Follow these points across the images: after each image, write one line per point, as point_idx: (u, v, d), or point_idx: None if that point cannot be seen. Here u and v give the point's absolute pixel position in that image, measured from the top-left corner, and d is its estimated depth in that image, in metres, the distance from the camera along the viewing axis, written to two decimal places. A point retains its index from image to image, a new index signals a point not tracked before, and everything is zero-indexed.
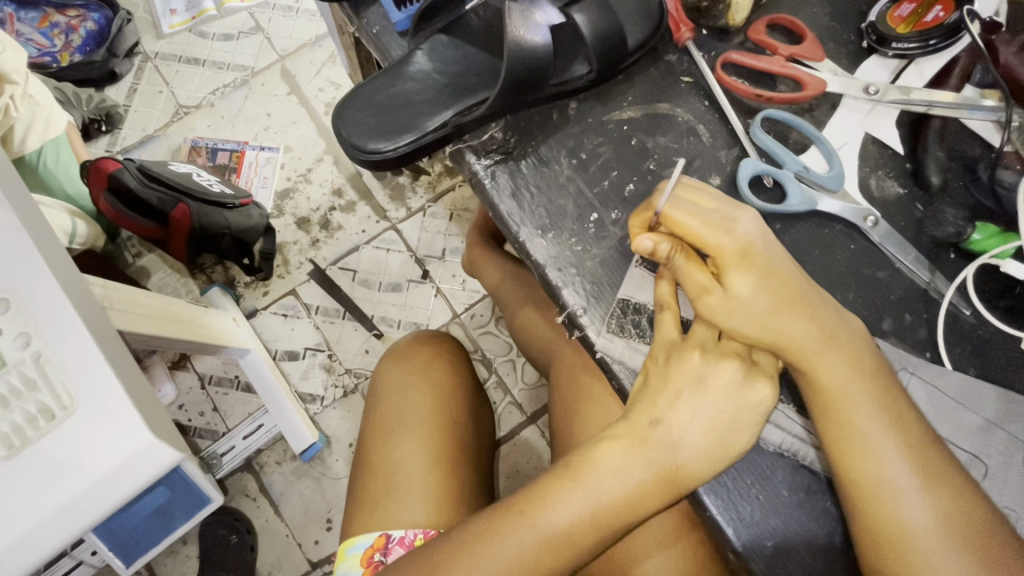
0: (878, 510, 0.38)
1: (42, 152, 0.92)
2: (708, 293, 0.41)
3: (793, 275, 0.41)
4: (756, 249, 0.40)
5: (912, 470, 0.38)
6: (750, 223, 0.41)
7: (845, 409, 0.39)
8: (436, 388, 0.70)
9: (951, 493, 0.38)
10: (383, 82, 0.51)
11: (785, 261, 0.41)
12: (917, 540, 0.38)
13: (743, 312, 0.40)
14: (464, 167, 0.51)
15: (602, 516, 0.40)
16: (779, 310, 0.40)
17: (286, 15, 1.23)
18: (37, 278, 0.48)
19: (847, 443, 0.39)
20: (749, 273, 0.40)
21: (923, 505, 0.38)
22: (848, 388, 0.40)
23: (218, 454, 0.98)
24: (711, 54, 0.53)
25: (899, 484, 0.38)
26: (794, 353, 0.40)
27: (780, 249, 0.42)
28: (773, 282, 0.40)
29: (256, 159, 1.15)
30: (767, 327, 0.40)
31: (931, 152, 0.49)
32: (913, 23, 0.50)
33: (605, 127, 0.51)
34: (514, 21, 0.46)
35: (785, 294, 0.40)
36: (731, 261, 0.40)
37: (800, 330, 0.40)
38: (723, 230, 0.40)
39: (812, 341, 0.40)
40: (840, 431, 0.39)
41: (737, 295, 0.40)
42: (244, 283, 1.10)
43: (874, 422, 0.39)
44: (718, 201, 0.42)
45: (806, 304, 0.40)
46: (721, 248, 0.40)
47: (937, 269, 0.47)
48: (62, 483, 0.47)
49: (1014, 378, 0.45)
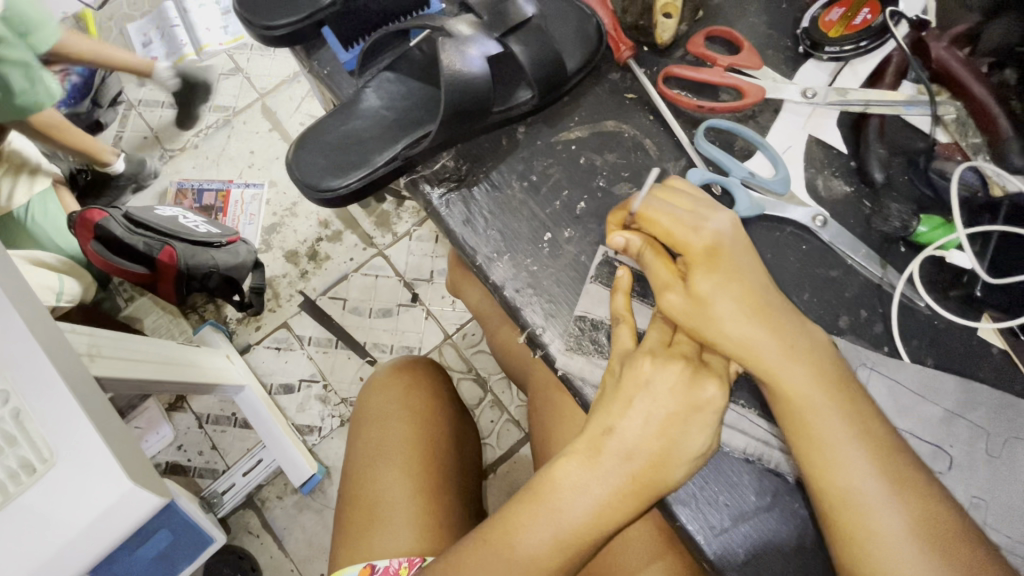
0: (847, 518, 0.38)
1: (30, 205, 0.95)
2: (671, 291, 0.42)
3: (758, 283, 0.41)
4: (724, 249, 0.42)
5: (882, 478, 0.38)
6: (721, 223, 0.42)
7: (810, 419, 0.39)
8: (414, 415, 0.70)
9: (921, 502, 0.37)
10: (334, 122, 0.53)
11: (753, 267, 0.42)
12: (887, 550, 0.37)
13: (708, 317, 0.41)
14: (419, 196, 0.52)
15: (568, 540, 0.40)
16: (743, 316, 0.40)
17: (264, 54, 1.25)
18: (13, 337, 0.49)
19: (815, 452, 0.39)
20: (713, 273, 0.41)
21: (895, 515, 0.37)
22: (812, 396, 0.39)
23: (220, 493, 0.97)
24: (653, 69, 0.54)
25: (871, 494, 0.37)
26: (757, 362, 0.40)
27: (750, 254, 0.43)
28: (737, 287, 0.41)
29: (241, 197, 1.17)
30: (730, 333, 0.40)
31: (874, 150, 0.49)
32: (844, 26, 0.51)
33: (553, 149, 0.52)
34: (449, 54, 0.47)
35: (750, 299, 0.40)
36: (698, 260, 0.41)
37: (763, 338, 0.40)
38: (691, 228, 0.42)
39: (773, 350, 0.40)
40: (806, 439, 0.39)
41: (699, 296, 0.41)
42: (236, 320, 1.11)
43: (841, 431, 0.39)
44: (695, 202, 0.44)
45: (767, 312, 0.40)
46: (689, 245, 0.42)
47: (888, 262, 0.48)
48: (44, 537, 0.47)
49: (972, 365, 0.46)
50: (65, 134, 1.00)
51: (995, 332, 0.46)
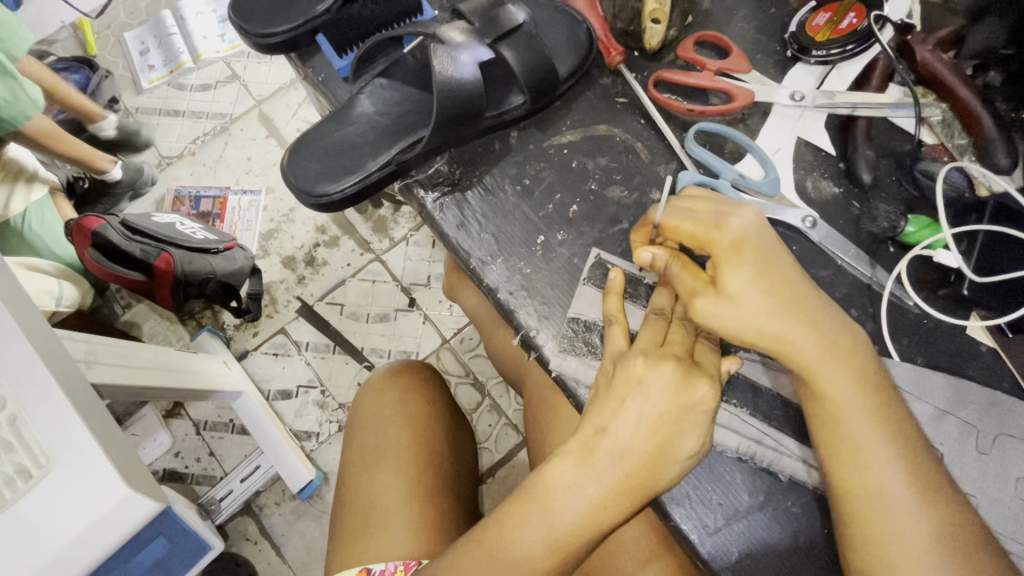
0: (872, 519, 0.37)
1: (26, 214, 0.96)
2: (702, 297, 0.41)
3: (791, 278, 0.41)
4: (751, 245, 0.41)
5: (909, 480, 0.37)
6: (746, 220, 0.42)
7: (843, 417, 0.39)
8: (410, 419, 0.70)
9: (942, 505, 0.37)
10: (328, 128, 0.53)
11: (783, 262, 0.41)
12: (911, 555, 0.36)
13: (741, 316, 0.40)
14: (414, 201, 0.53)
15: (560, 540, 0.40)
16: (777, 313, 0.39)
17: (260, 61, 1.25)
18: (10, 343, 0.49)
19: (845, 452, 0.38)
20: (744, 270, 0.40)
21: (918, 517, 0.37)
22: (848, 393, 0.39)
23: (217, 500, 0.97)
24: (644, 74, 0.55)
25: (899, 496, 0.37)
26: (793, 358, 0.40)
27: (780, 250, 0.42)
28: (768, 282, 0.40)
29: (238, 204, 1.17)
30: (764, 331, 0.39)
31: (861, 152, 0.50)
32: (830, 30, 0.52)
33: (546, 153, 0.53)
34: (441, 60, 0.48)
35: (782, 295, 0.40)
36: (725, 257, 0.41)
37: (799, 334, 0.39)
38: (715, 226, 0.41)
39: (811, 346, 0.39)
40: (839, 438, 0.39)
41: (732, 295, 0.40)
42: (233, 326, 1.11)
43: (873, 430, 0.38)
44: (715, 205, 0.43)
45: (801, 308, 0.40)
46: (715, 242, 0.41)
47: (877, 262, 0.49)
48: (39, 544, 0.47)
49: (962, 363, 0.46)
50: (61, 142, 1.00)
51: (984, 330, 0.46)
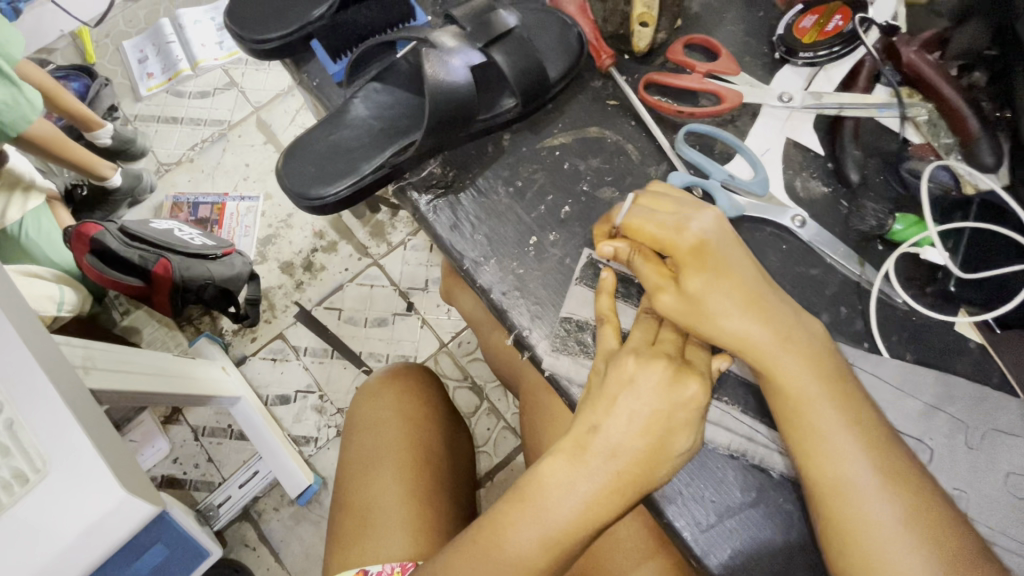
0: (837, 509, 0.38)
1: (24, 222, 0.96)
2: (664, 293, 0.42)
3: (750, 277, 0.42)
4: (710, 246, 0.41)
5: (875, 470, 0.37)
6: (705, 221, 0.42)
7: (804, 408, 0.39)
8: (406, 421, 0.71)
9: (915, 495, 0.37)
10: (322, 132, 0.54)
11: (741, 262, 0.42)
12: (878, 542, 0.36)
13: (702, 313, 0.41)
14: (408, 203, 0.54)
15: (554, 538, 0.40)
16: (738, 310, 0.40)
17: (258, 68, 1.26)
18: (8, 349, 0.50)
19: (809, 444, 0.39)
20: (703, 270, 0.41)
21: (887, 506, 0.37)
22: (808, 386, 0.39)
23: (215, 505, 0.97)
24: (634, 76, 0.55)
25: (863, 484, 0.37)
26: (752, 353, 0.40)
27: (739, 249, 0.42)
28: (726, 282, 0.41)
29: (237, 210, 1.18)
30: (723, 329, 0.40)
31: (849, 151, 0.51)
32: (816, 33, 0.53)
33: (538, 155, 0.53)
34: (433, 64, 0.48)
35: (741, 293, 0.41)
36: (686, 258, 0.41)
37: (756, 330, 0.40)
38: (674, 230, 0.42)
39: (771, 341, 0.40)
40: (800, 430, 0.39)
41: (691, 294, 0.41)
42: (232, 331, 1.11)
43: (835, 422, 0.39)
44: (678, 205, 0.44)
45: (760, 305, 0.41)
46: (675, 245, 0.42)
47: (866, 260, 0.49)
48: (34, 549, 0.46)
49: (951, 360, 0.47)
50: (64, 148, 1.01)
51: (972, 327, 0.47)
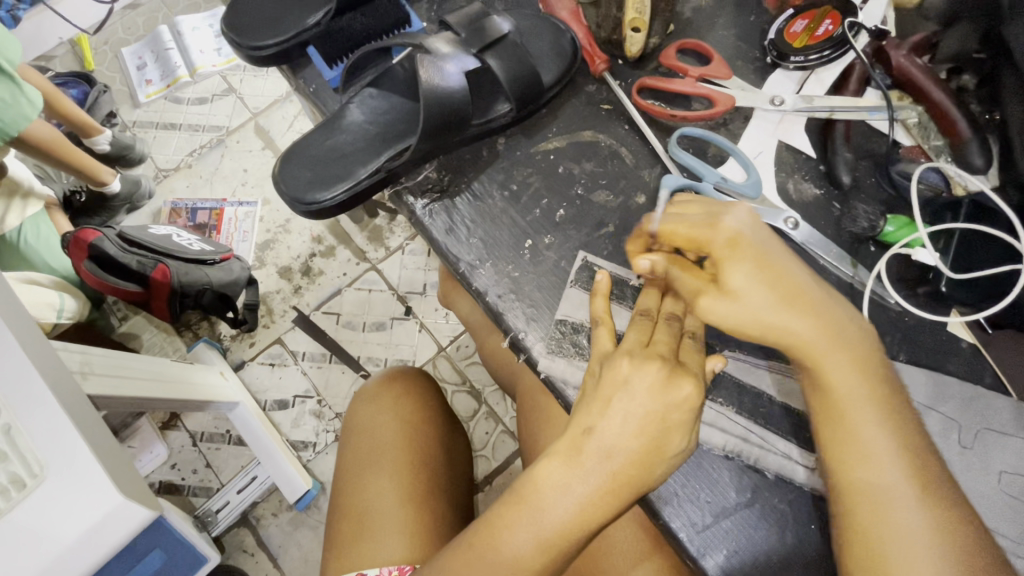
0: (868, 510, 0.37)
1: (23, 229, 0.96)
2: (706, 294, 0.42)
3: (795, 273, 0.41)
4: (746, 240, 0.41)
5: (908, 473, 0.37)
6: (740, 217, 0.42)
7: (846, 406, 0.39)
8: (404, 424, 0.71)
9: (941, 500, 0.37)
10: (318, 137, 0.55)
11: (783, 257, 0.42)
12: (908, 545, 0.36)
13: (744, 311, 0.40)
14: (403, 208, 0.54)
15: (549, 540, 0.41)
16: (780, 306, 0.40)
17: (256, 75, 1.27)
18: (5, 355, 0.50)
19: (846, 443, 0.39)
20: (744, 265, 0.40)
21: (916, 510, 0.37)
22: (851, 384, 0.39)
23: (214, 511, 0.97)
24: (627, 81, 0.56)
25: (902, 488, 0.37)
26: (800, 349, 0.40)
27: (776, 244, 0.42)
28: (770, 277, 0.40)
29: (235, 215, 1.18)
30: (769, 325, 0.40)
31: (840, 154, 0.51)
32: (807, 37, 0.54)
33: (533, 159, 0.54)
34: (427, 70, 0.49)
35: (784, 288, 0.40)
36: (724, 254, 0.41)
37: (802, 326, 0.40)
38: (707, 225, 0.42)
39: (817, 338, 0.40)
40: (842, 428, 0.39)
41: (732, 291, 0.41)
42: (230, 337, 1.12)
43: (875, 422, 0.39)
44: (706, 207, 0.44)
45: (805, 301, 0.40)
46: (712, 242, 0.42)
47: (858, 261, 0.49)
48: (31, 555, 0.46)
49: (943, 360, 0.47)
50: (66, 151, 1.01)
51: (964, 327, 0.47)
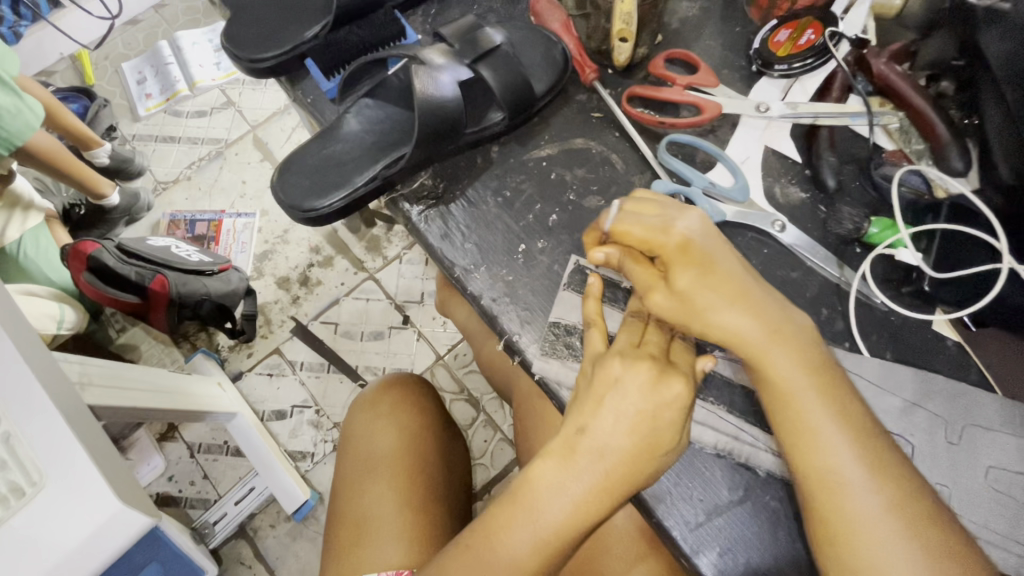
0: (824, 497, 0.38)
1: (23, 240, 0.97)
2: (655, 292, 0.44)
3: (738, 274, 0.43)
4: (696, 245, 0.43)
5: (860, 460, 0.38)
6: (691, 222, 0.44)
7: (793, 400, 0.40)
8: (402, 431, 0.71)
9: (898, 482, 0.38)
10: (316, 146, 0.56)
11: (727, 260, 0.43)
12: (865, 529, 0.37)
13: (690, 309, 0.42)
14: (400, 214, 0.55)
15: (546, 540, 0.41)
16: (726, 305, 0.41)
17: (255, 88, 1.29)
18: (4, 364, 0.50)
19: (797, 435, 0.39)
20: (690, 268, 0.42)
21: (872, 494, 0.37)
22: (795, 378, 0.40)
23: (212, 522, 0.99)
24: (618, 90, 0.58)
25: (847, 473, 0.38)
26: (741, 347, 0.41)
27: (725, 248, 0.44)
28: (713, 279, 0.42)
29: (233, 226, 1.19)
30: (712, 324, 0.42)
31: (825, 158, 0.53)
32: (790, 46, 0.55)
33: (525, 166, 0.55)
34: (421, 80, 0.50)
35: (727, 289, 0.42)
36: (674, 257, 0.43)
37: (744, 324, 0.41)
38: (660, 231, 0.43)
39: (758, 335, 0.41)
40: (791, 421, 0.40)
41: (679, 291, 0.42)
42: (228, 347, 1.12)
43: (823, 414, 0.39)
44: (661, 207, 0.45)
45: (748, 300, 0.42)
46: (662, 247, 0.43)
47: (845, 262, 0.51)
48: (28, 563, 0.46)
49: (929, 358, 0.48)
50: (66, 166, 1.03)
51: (948, 325, 0.48)
